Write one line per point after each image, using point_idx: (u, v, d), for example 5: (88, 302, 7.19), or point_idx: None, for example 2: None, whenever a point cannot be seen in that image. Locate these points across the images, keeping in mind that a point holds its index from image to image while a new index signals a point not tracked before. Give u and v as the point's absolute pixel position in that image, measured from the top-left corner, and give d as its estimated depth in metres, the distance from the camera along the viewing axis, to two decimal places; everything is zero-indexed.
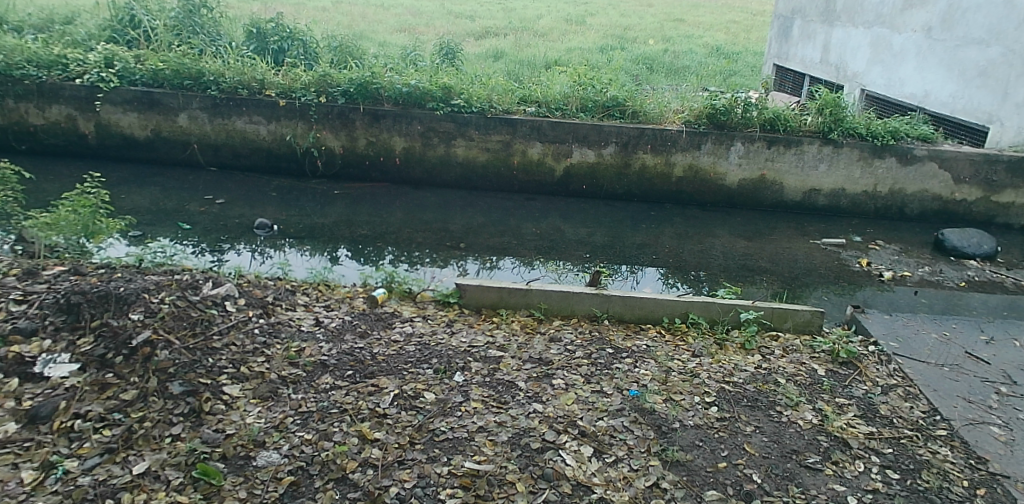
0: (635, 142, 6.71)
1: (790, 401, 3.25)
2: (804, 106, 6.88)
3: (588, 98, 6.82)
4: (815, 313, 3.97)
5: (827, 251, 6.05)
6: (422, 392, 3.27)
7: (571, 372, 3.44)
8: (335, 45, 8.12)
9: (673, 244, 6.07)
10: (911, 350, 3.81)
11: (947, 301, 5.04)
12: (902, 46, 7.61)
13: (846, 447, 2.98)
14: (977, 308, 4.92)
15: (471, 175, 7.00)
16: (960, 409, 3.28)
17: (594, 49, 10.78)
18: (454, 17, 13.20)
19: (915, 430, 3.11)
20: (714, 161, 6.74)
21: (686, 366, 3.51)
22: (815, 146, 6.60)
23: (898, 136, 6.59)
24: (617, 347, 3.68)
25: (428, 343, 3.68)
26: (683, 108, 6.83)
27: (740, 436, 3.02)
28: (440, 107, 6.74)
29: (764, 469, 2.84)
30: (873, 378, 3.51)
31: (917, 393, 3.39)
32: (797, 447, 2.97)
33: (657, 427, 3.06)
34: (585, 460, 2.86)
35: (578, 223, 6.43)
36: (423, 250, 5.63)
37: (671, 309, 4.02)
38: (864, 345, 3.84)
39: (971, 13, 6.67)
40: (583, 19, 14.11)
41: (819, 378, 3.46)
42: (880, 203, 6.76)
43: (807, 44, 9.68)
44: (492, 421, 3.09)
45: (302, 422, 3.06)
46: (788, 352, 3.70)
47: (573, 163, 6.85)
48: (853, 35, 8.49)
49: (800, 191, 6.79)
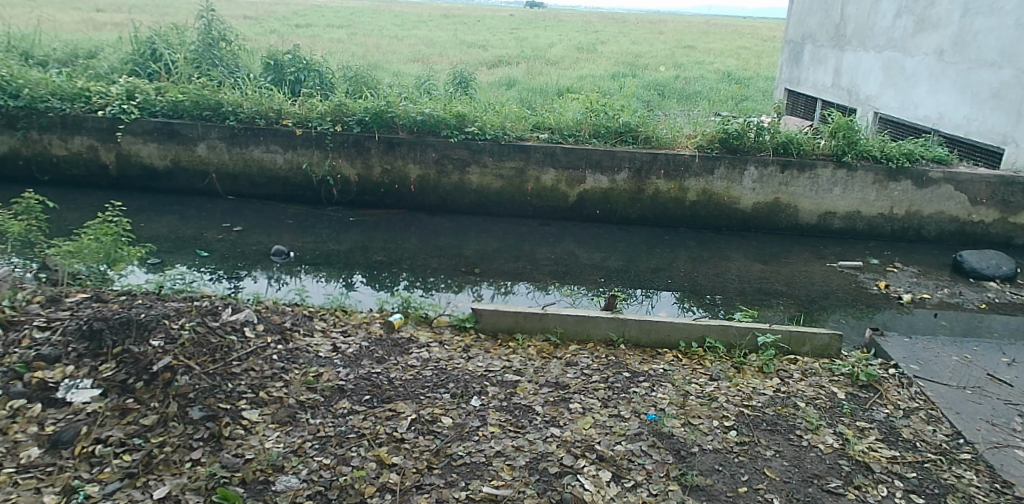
0: (648, 167, 6.74)
1: (810, 425, 3.21)
2: (817, 130, 6.91)
3: (601, 124, 6.90)
4: (834, 336, 3.93)
5: (844, 273, 6.03)
6: (439, 416, 3.27)
7: (588, 396, 3.44)
8: (350, 75, 8.28)
9: (689, 268, 6.08)
10: (932, 372, 3.75)
11: (967, 324, 4.99)
12: (915, 69, 7.66)
13: (869, 471, 2.93)
14: (999, 330, 4.89)
15: (486, 201, 7.05)
16: (983, 431, 3.23)
17: (606, 76, 10.90)
18: (466, 47, 13.42)
19: (938, 454, 3.06)
20: (728, 185, 6.75)
21: (704, 390, 3.48)
22: (829, 169, 6.61)
23: (913, 158, 6.59)
24: (634, 371, 3.67)
25: (445, 368, 3.69)
26: (696, 134, 6.89)
27: (760, 460, 2.99)
28: (453, 134, 6.83)
29: (785, 494, 2.81)
30: (894, 401, 3.46)
31: (940, 416, 3.34)
32: (818, 471, 2.93)
33: (675, 451, 3.03)
34: (603, 485, 2.85)
35: (592, 248, 6.46)
36: (438, 276, 5.66)
37: (688, 333, 4.01)
38: (884, 367, 3.78)
39: (982, 36, 6.71)
40: (594, 47, 14.32)
41: (838, 402, 3.42)
42: (897, 225, 6.72)
43: (818, 69, 9.76)
44: (510, 445, 3.08)
45: (321, 446, 3.07)
46: (807, 375, 3.67)
47: (587, 188, 6.88)
48: (864, 59, 8.56)
49: (815, 213, 6.77)
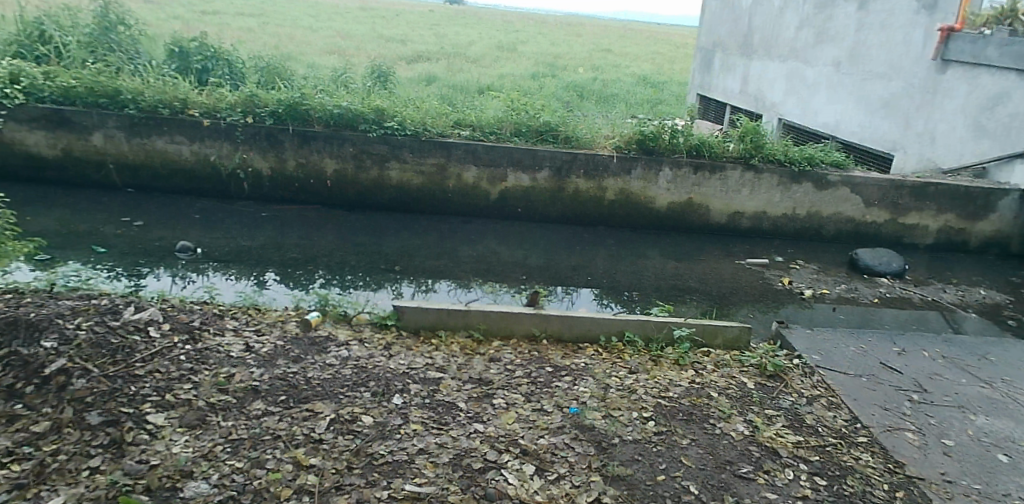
0: (568, 166, 6.84)
1: (723, 414, 3.31)
2: (727, 134, 7.22)
3: (521, 123, 6.95)
4: (744, 329, 4.10)
5: (752, 271, 6.33)
6: (359, 415, 3.20)
7: (511, 391, 3.44)
8: (263, 66, 7.97)
9: (607, 266, 6.21)
10: (832, 361, 3.89)
11: (862, 317, 5.38)
12: (817, 79, 8.49)
13: (776, 456, 3.04)
14: (889, 323, 5.30)
15: (406, 198, 6.95)
16: (878, 416, 3.40)
17: (526, 75, 10.99)
18: (385, 41, 13.21)
19: (838, 438, 3.21)
20: (645, 185, 6.94)
21: (624, 383, 3.56)
22: (738, 171, 6.92)
23: (814, 162, 6.98)
24: (556, 365, 3.71)
25: (365, 366, 3.60)
26: (614, 135, 7.06)
27: (677, 449, 3.05)
28: (372, 128, 6.70)
29: (700, 480, 2.87)
30: (798, 389, 3.59)
31: (838, 403, 3.49)
32: (730, 457, 3.01)
33: (597, 443, 3.07)
34: (527, 478, 2.86)
35: (514, 246, 6.49)
36: (357, 273, 5.54)
37: (608, 327, 4.08)
38: (789, 358, 3.91)
39: (878, 51, 7.60)
40: (514, 46, 14.41)
41: (748, 391, 3.54)
42: (800, 225, 7.12)
43: (726, 75, 10.46)
44: (433, 442, 3.05)
45: (233, 450, 2.93)
46: (719, 366, 3.80)
47: (508, 186, 6.90)
48: (771, 68, 9.32)
49: (725, 213, 7.08)
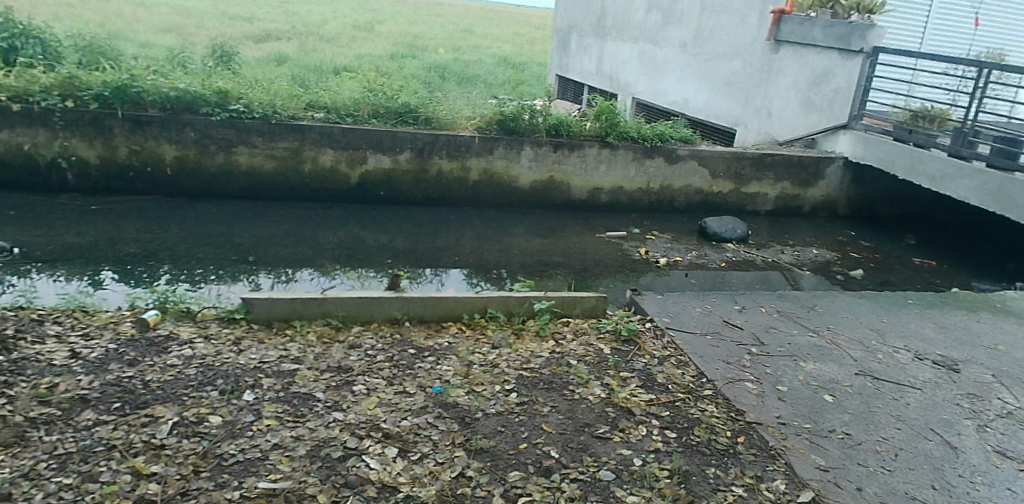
0: (430, 147, 6.76)
1: (581, 380, 3.41)
2: (584, 113, 7.43)
3: (379, 104, 6.78)
4: (600, 298, 4.25)
5: (612, 243, 6.59)
6: (207, 415, 2.99)
7: (372, 377, 3.36)
8: (85, 44, 7.21)
9: (474, 245, 6.23)
10: (680, 323, 4.07)
11: (713, 282, 5.78)
12: (664, 59, 9.27)
13: (631, 415, 3.16)
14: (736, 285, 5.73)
15: (260, 186, 6.59)
16: (721, 370, 3.59)
17: (384, 55, 10.74)
18: (230, 19, 12.39)
19: (687, 392, 3.38)
20: (507, 164, 7.01)
21: (486, 358, 3.58)
22: (595, 149, 7.15)
23: (664, 139, 7.34)
24: (419, 347, 3.66)
25: (212, 364, 3.38)
26: (475, 115, 7.06)
27: (538, 417, 3.10)
28: (215, 112, 6.27)
29: (561, 444, 2.92)
30: (650, 351, 3.76)
31: (686, 361, 3.66)
32: (588, 420, 3.09)
33: (460, 419, 3.06)
34: (390, 461, 2.79)
35: (378, 230, 6.34)
36: (206, 267, 5.18)
37: (470, 305, 4.08)
38: (642, 322, 4.09)
39: (714, 33, 8.46)
40: (371, 26, 14.03)
41: (605, 356, 3.67)
42: (655, 198, 7.49)
43: (582, 56, 11.06)
44: (289, 436, 2.91)
45: (59, 466, 2.65)
46: (578, 335, 3.92)
47: (369, 169, 6.72)
48: (622, 49, 10.01)
49: (585, 189, 7.31)
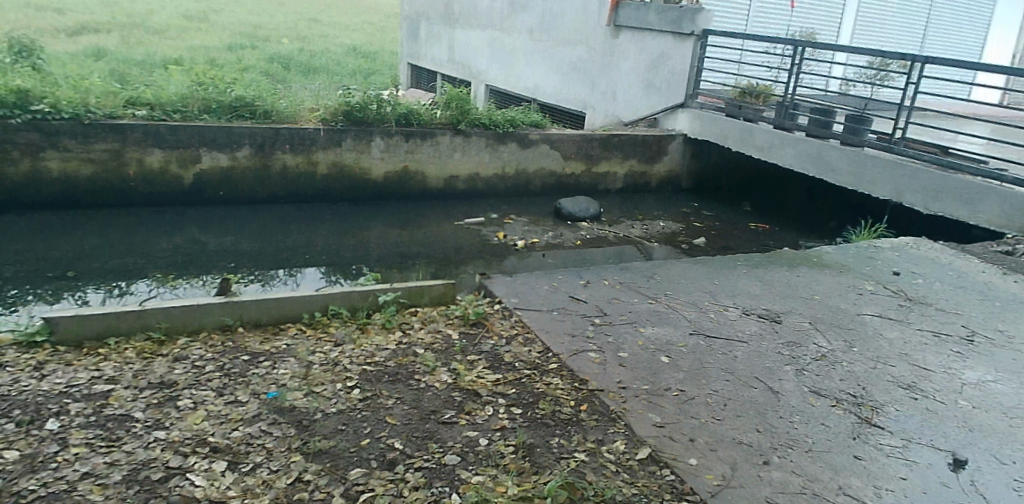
0: (271, 142, 6.44)
1: (427, 368, 3.37)
2: (433, 101, 7.36)
3: (210, 99, 6.37)
4: (448, 285, 4.24)
5: (470, 229, 6.59)
6: (1, 452, 2.66)
7: (200, 389, 3.13)
8: None
9: (327, 242, 6.00)
10: (528, 302, 4.13)
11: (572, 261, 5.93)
12: (513, 46, 9.62)
13: (477, 397, 3.16)
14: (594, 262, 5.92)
15: (79, 194, 5.99)
16: (566, 343, 3.68)
17: (221, 48, 10.11)
18: (36, 11, 11.17)
19: (533, 368, 3.43)
20: (358, 156, 6.81)
21: (328, 357, 3.44)
22: (447, 137, 7.11)
23: (516, 124, 7.44)
24: (254, 352, 3.47)
25: (8, 395, 3.01)
26: (319, 107, 6.80)
27: (381, 410, 3.02)
28: (15, 114, 5.61)
29: (405, 435, 2.86)
30: (498, 332, 3.79)
31: (533, 338, 3.73)
32: (433, 407, 3.06)
33: (298, 422, 2.92)
34: (218, 476, 2.59)
35: (220, 233, 5.96)
36: (14, 286, 4.63)
37: (311, 304, 3.93)
38: (491, 305, 4.12)
39: (558, 19, 8.86)
40: (206, 16, 13.16)
41: (452, 342, 3.66)
42: (510, 182, 7.58)
43: (433, 45, 11.28)
44: (101, 463, 2.64)
45: None
46: (426, 324, 3.88)
47: (204, 169, 6.29)
48: (472, 38, 10.31)
49: (440, 178, 7.26)
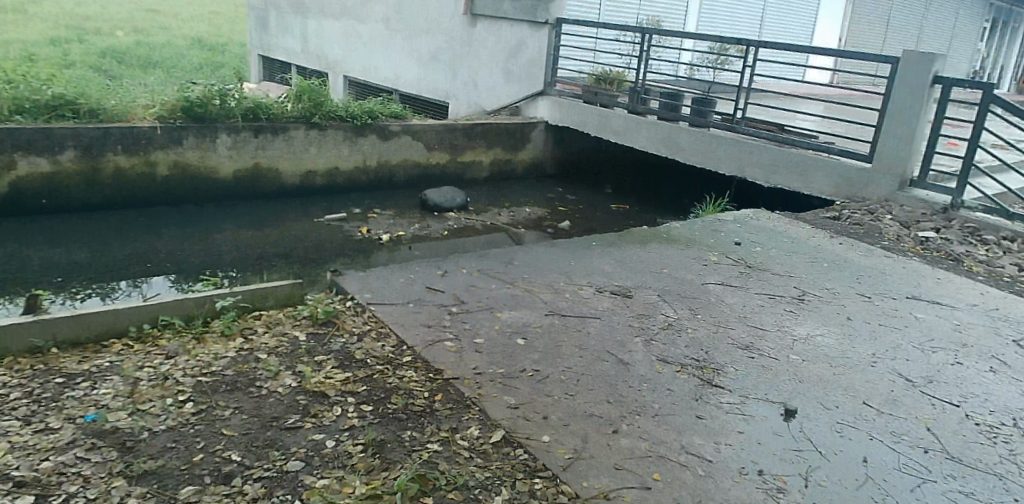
0: (100, 142, 6.04)
1: (270, 373, 3.22)
2: (282, 95, 7.18)
3: (22, 97, 5.84)
4: (294, 285, 4.13)
5: (331, 225, 6.40)
6: None
7: (2, 419, 2.81)
8: None
9: (173, 247, 5.62)
10: (382, 296, 4.05)
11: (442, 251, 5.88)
12: (368, 35, 10.23)
13: (324, 398, 3.05)
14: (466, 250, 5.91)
15: None
16: (421, 334, 3.64)
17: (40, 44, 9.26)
18: None
19: (385, 363, 3.37)
20: (202, 154, 6.55)
21: (158, 371, 3.21)
22: (301, 130, 6.97)
23: (374, 116, 7.41)
24: (70, 374, 3.17)
25: None
26: (153, 103, 6.44)
27: (218, 423, 2.85)
28: None
29: (243, 446, 2.71)
30: (349, 329, 3.69)
31: (386, 331, 3.66)
32: (276, 414, 2.92)
33: (121, 445, 2.69)
34: None
35: (46, 245, 5.46)
36: None
37: (137, 316, 3.66)
38: (342, 302, 4.00)
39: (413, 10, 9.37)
40: (23, 8, 12.01)
41: (299, 343, 3.52)
42: (372, 175, 7.53)
43: (285, 36, 11.97)
44: None
45: None
46: (271, 327, 3.70)
47: (21, 174, 5.79)
48: (325, 27, 11.00)
49: (297, 173, 7.09)
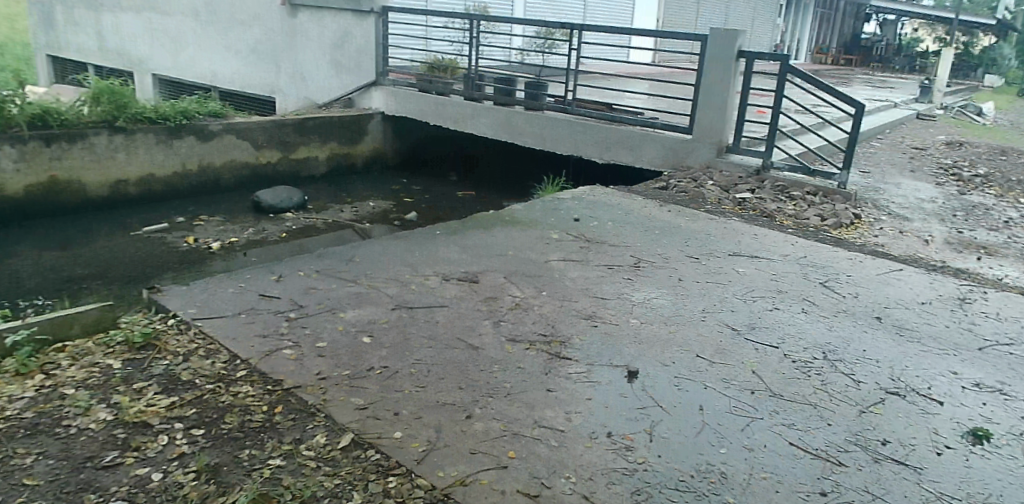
0: None
1: (80, 409, 2.89)
2: (75, 99, 6.78)
3: None
4: (102, 308, 3.77)
5: (153, 238, 5.89)
6: None
7: None
8: None
9: None
10: (210, 309, 3.77)
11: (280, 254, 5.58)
12: (177, 31, 10.36)
13: (147, 428, 2.78)
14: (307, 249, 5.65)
15: None
16: (256, 345, 3.42)
17: None
18: None
19: (217, 381, 3.13)
20: None
21: None
22: (104, 136, 6.69)
23: (188, 116, 7.29)
24: None
25: None
26: None
27: (17, 473, 2.50)
28: None
29: (52, 495, 2.40)
30: (173, 349, 3.38)
31: (217, 347, 3.40)
32: (90, 453, 2.62)
33: None
34: None
35: None
36: None
37: None
38: (163, 321, 3.66)
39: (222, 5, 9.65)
40: None
41: (114, 372, 3.18)
42: (194, 180, 7.43)
43: (78, 35, 11.91)
44: None
45: None
46: (78, 358, 3.31)
47: None
48: (125, 25, 11.08)
49: (104, 185, 6.80)
